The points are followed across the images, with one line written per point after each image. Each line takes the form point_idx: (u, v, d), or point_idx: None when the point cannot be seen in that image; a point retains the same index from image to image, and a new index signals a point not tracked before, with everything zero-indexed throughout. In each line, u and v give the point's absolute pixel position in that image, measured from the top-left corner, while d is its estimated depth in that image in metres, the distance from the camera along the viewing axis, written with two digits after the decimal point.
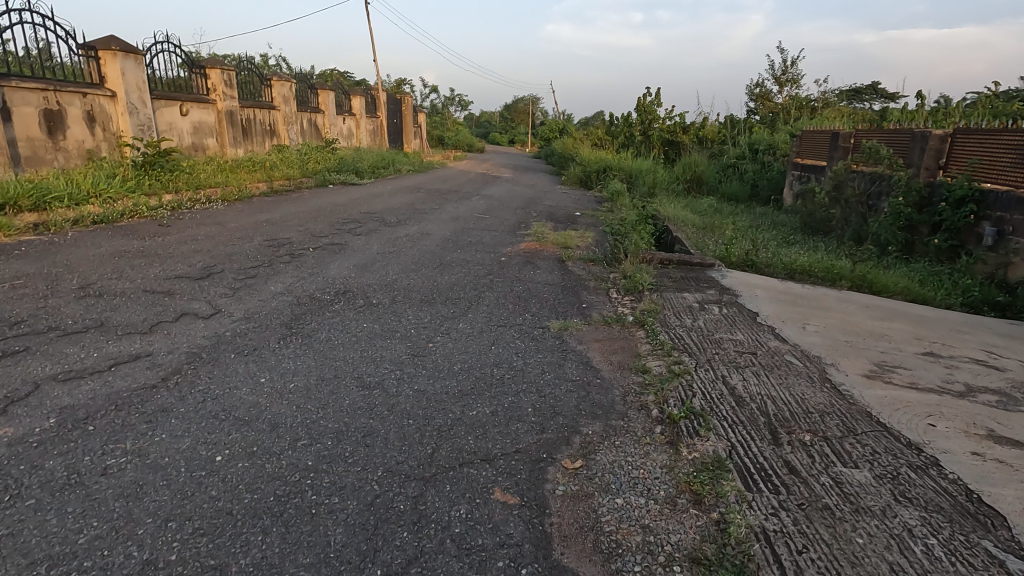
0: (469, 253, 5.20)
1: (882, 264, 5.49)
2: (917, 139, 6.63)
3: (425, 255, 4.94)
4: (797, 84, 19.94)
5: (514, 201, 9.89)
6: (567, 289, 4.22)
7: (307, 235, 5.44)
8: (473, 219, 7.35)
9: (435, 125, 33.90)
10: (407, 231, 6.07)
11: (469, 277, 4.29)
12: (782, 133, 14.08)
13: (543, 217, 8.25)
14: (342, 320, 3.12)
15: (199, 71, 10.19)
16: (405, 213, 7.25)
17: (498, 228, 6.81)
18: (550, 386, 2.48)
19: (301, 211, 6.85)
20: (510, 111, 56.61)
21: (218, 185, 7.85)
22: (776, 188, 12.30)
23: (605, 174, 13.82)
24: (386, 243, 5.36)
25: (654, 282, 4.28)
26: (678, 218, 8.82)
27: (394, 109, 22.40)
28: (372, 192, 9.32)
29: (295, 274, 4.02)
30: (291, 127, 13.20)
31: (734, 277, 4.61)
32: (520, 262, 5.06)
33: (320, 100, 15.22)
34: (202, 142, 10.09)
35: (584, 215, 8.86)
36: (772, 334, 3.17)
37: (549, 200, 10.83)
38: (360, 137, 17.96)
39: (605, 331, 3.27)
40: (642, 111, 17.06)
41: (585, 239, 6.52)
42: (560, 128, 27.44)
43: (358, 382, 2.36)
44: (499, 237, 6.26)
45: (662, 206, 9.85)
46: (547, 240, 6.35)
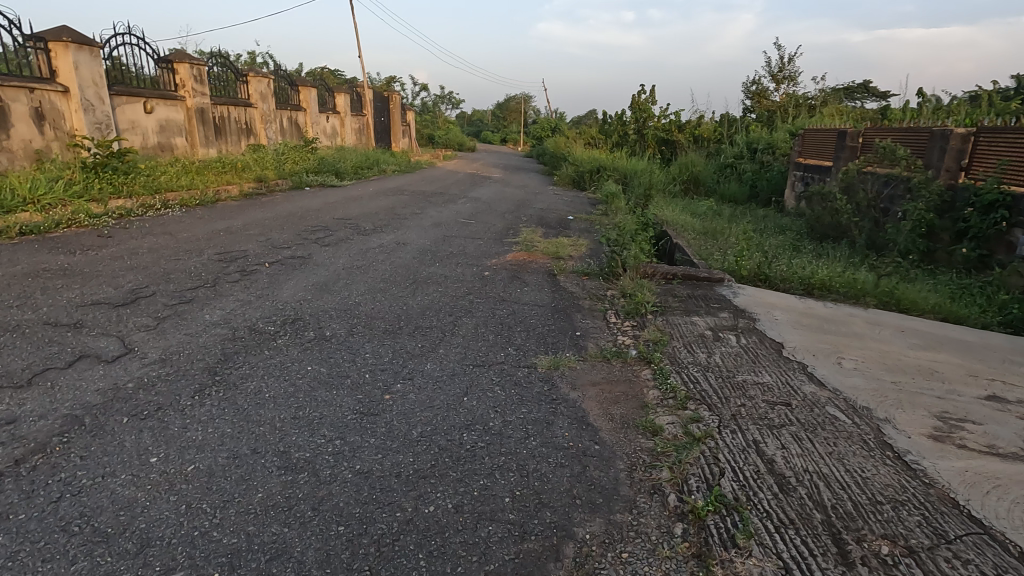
0: (448, 266, 4.64)
1: (906, 276, 4.97)
2: (936, 137, 6.12)
3: (398, 270, 4.38)
4: (794, 82, 19.47)
5: (503, 204, 9.31)
6: (558, 312, 3.67)
7: (266, 247, 4.85)
8: (457, 226, 6.79)
9: (425, 124, 33.23)
10: (382, 241, 5.49)
11: (445, 298, 3.73)
12: (781, 132, 13.60)
13: (533, 222, 7.69)
14: (284, 361, 2.56)
15: (166, 65, 9.54)
16: (383, 220, 6.67)
17: (483, 236, 6.25)
18: (534, 460, 1.92)
19: (268, 218, 6.26)
20: (502, 110, 55.99)
21: (180, 187, 7.22)
22: (777, 189, 11.79)
23: (599, 175, 13.27)
24: (356, 255, 4.80)
25: (657, 303, 3.73)
26: (678, 223, 8.28)
27: (381, 107, 21.76)
28: (351, 195, 8.72)
29: (240, 297, 3.43)
30: (269, 125, 12.56)
31: (748, 295, 4.06)
32: (505, 277, 4.51)
33: (301, 98, 14.56)
34: (169, 141, 9.45)
35: (577, 220, 8.30)
36: (805, 375, 2.63)
37: (540, 202, 10.28)
38: (345, 136, 17.33)
39: (604, 372, 2.71)
40: (636, 109, 16.51)
41: (578, 248, 5.97)
42: (553, 126, 26.87)
43: (282, 460, 1.80)
44: (483, 246, 5.69)
45: (660, 210, 9.31)
46: (537, 249, 5.80)
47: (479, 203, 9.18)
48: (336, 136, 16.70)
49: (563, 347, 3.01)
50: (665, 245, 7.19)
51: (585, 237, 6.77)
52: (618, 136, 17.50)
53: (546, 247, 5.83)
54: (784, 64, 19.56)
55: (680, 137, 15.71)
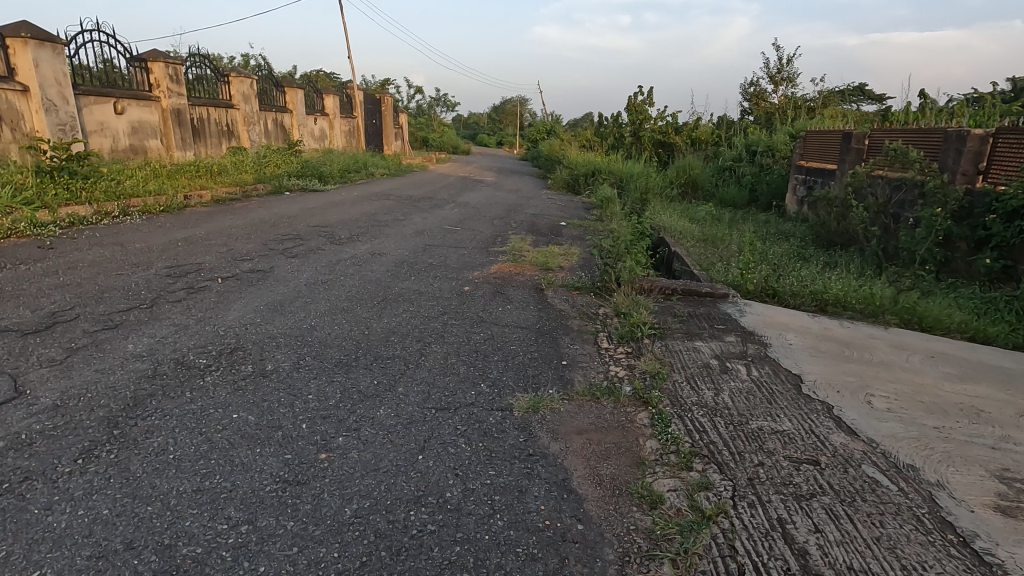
0: (424, 280, 4.22)
1: (925, 289, 4.56)
2: (950, 139, 5.72)
3: (368, 285, 3.96)
4: (793, 83, 19.15)
5: (493, 210, 8.89)
6: (542, 335, 3.25)
7: (225, 258, 4.42)
8: (441, 233, 6.37)
9: (420, 126, 32.86)
10: (356, 251, 5.06)
11: (415, 319, 3.31)
12: (781, 134, 13.25)
13: (523, 229, 7.28)
14: (205, 406, 2.12)
15: (140, 64, 9.10)
16: (362, 227, 6.25)
17: (467, 244, 5.83)
18: (498, 552, 1.49)
19: (236, 225, 5.82)
20: (498, 113, 55.67)
21: (147, 192, 6.79)
22: (778, 193, 11.41)
23: (594, 178, 12.88)
24: (324, 268, 4.37)
25: (655, 325, 3.31)
26: (676, 229, 7.87)
27: (373, 110, 21.35)
28: (333, 200, 8.31)
29: (177, 321, 3.00)
30: (252, 127, 12.13)
31: (756, 314, 3.65)
32: (487, 292, 4.09)
33: (287, 99, 14.17)
34: (142, 144, 9.02)
35: (569, 226, 7.89)
36: (831, 420, 2.21)
37: (533, 207, 9.87)
38: (334, 138, 16.91)
39: (593, 416, 2.28)
40: (632, 111, 16.16)
41: (570, 258, 5.55)
42: (548, 129, 26.52)
43: (161, 560, 1.37)
44: (466, 256, 5.27)
45: (657, 215, 8.91)
46: (525, 258, 5.38)
47: (468, 209, 8.76)
48: (324, 138, 16.29)
49: (544, 381, 2.59)
50: (663, 255, 6.77)
51: (577, 246, 6.35)
52: (614, 138, 17.14)
53: (535, 257, 5.42)
54: (783, 66, 19.24)
55: (678, 140, 15.34)
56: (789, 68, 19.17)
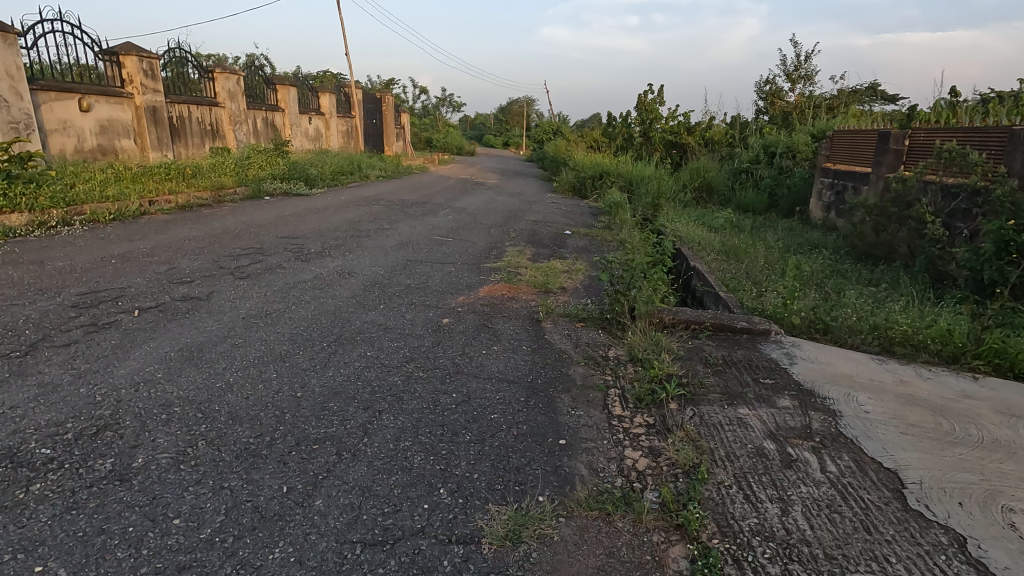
0: (395, 309, 3.48)
1: (1005, 320, 3.74)
2: (1020, 138, 4.88)
3: (323, 317, 3.22)
4: (811, 81, 18.32)
5: (491, 216, 8.15)
6: (534, 393, 2.50)
7: (159, 281, 3.70)
8: (429, 245, 5.64)
9: (424, 127, 32.23)
10: (322, 269, 4.33)
11: (371, 370, 2.56)
12: (801, 133, 12.42)
13: (523, 239, 6.52)
14: (2, 548, 1.38)
15: (110, 58, 8.43)
16: (339, 238, 5.53)
17: (456, 260, 5.08)
18: None
19: (193, 236, 5.11)
20: (504, 113, 55.01)
21: (103, 198, 6.11)
22: (800, 197, 10.61)
23: (602, 181, 12.11)
24: (276, 292, 3.64)
25: (684, 381, 2.53)
26: (694, 239, 7.08)
27: (373, 109, 20.70)
28: (315, 207, 7.61)
29: (48, 377, 2.27)
30: (239, 127, 11.46)
31: (812, 361, 2.86)
32: (471, 326, 3.33)
33: (279, 97, 13.53)
34: (112, 144, 8.36)
35: (574, 236, 7.13)
36: (971, 570, 1.43)
37: (535, 213, 9.12)
38: (331, 138, 16.23)
39: (604, 554, 1.51)
40: (642, 110, 15.41)
41: (575, 277, 4.79)
42: (554, 129, 25.80)
43: None
44: (452, 275, 4.52)
45: (670, 223, 8.13)
46: (521, 277, 4.63)
47: (464, 215, 8.02)
48: (319, 138, 15.64)
49: (532, 478, 1.83)
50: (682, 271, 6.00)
51: (584, 261, 5.60)
52: (623, 139, 16.37)
53: (533, 276, 4.67)
54: (799, 63, 18.42)
55: (690, 140, 14.55)
56: (806, 66, 18.34)
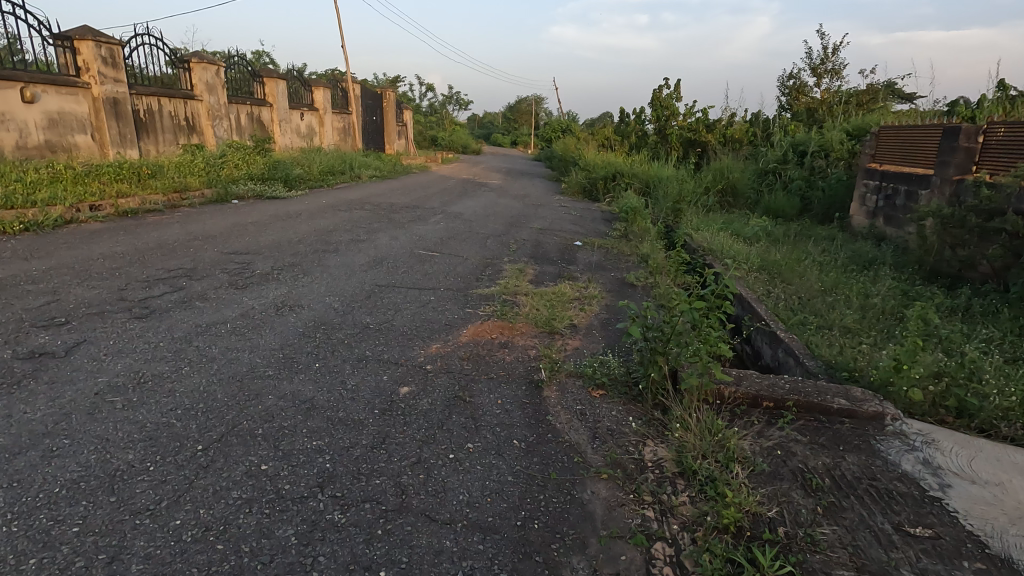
0: (335, 369, 2.47)
1: None
2: None
3: (221, 388, 2.21)
4: (838, 76, 17.14)
5: (490, 223, 7.12)
6: (525, 557, 1.47)
7: (19, 323, 2.72)
8: (410, 262, 4.63)
9: (428, 127, 31.30)
10: (257, 300, 3.32)
11: (255, 507, 1.55)
12: (835, 130, 11.31)
13: (525, 253, 5.48)
14: None
15: (63, 43, 7.49)
16: (298, 254, 4.53)
17: (438, 284, 4.05)
18: None
19: (112, 252, 4.13)
20: (513, 112, 53.99)
21: (25, 203, 5.16)
22: (836, 202, 9.53)
23: (616, 182, 11.06)
24: (175, 339, 2.63)
25: (781, 536, 1.50)
26: (727, 251, 6.02)
27: (373, 106, 19.75)
28: (287, 212, 6.65)
29: None
30: (218, 122, 10.52)
31: (971, 478, 1.80)
32: (442, 396, 2.32)
33: (267, 90, 12.58)
34: (64, 140, 7.44)
35: (585, 248, 6.10)
36: None
37: (541, 218, 8.09)
38: (325, 135, 15.28)
39: None
40: (658, 106, 14.35)
41: (591, 310, 3.75)
42: (564, 126, 24.72)
43: None
44: (429, 308, 3.50)
45: (696, 232, 7.06)
46: (519, 309, 3.62)
47: (458, 222, 7.01)
48: (311, 135, 14.70)
49: None
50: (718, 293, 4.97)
51: (599, 283, 4.56)
52: (637, 137, 15.31)
53: (535, 308, 3.65)
54: (825, 57, 17.25)
55: (710, 138, 13.46)
56: (834, 59, 17.18)
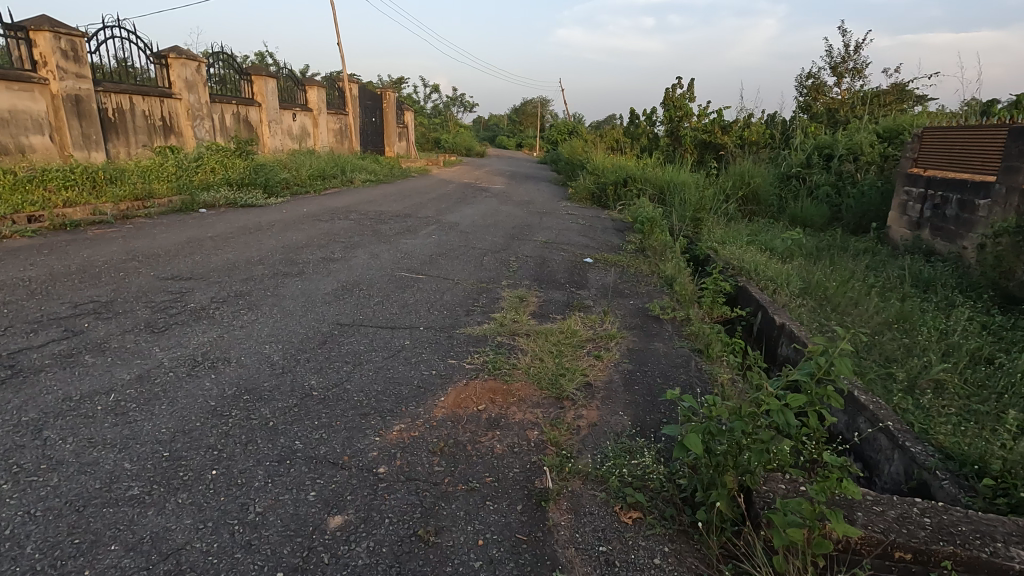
0: (239, 481, 1.66)
1: None
2: None
3: (41, 529, 1.41)
4: (860, 75, 16.25)
5: (488, 236, 6.33)
6: None
7: None
8: (388, 290, 3.84)
9: (431, 129, 30.59)
10: (172, 349, 2.54)
11: None
12: (864, 131, 10.45)
13: (527, 274, 4.68)
14: None
15: (17, 34, 6.77)
16: (250, 280, 3.74)
17: (417, 320, 3.26)
18: None
19: (17, 278, 3.37)
20: (518, 115, 53.29)
21: None
22: (870, 211, 8.69)
23: (627, 188, 10.25)
24: (19, 426, 1.84)
25: None
26: (762, 269, 5.19)
27: (372, 107, 19.04)
28: (259, 224, 5.89)
29: None
30: (199, 122, 9.79)
31: None
32: (392, 535, 1.51)
33: (255, 89, 11.85)
34: (15, 140, 6.71)
35: (596, 266, 5.31)
36: None
37: (546, 229, 7.30)
38: (319, 137, 14.56)
39: None
40: (671, 106, 13.54)
41: (609, 359, 2.94)
42: (570, 128, 23.91)
43: None
44: (400, 359, 2.70)
45: (722, 246, 6.23)
46: (517, 358, 2.81)
47: (452, 235, 6.23)
48: (305, 136, 13.97)
49: None
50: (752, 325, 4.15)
51: (617, 315, 3.75)
52: (648, 139, 14.50)
53: (539, 355, 2.84)
54: (846, 55, 16.37)
55: (726, 140, 12.44)
56: (855, 57, 16.29)
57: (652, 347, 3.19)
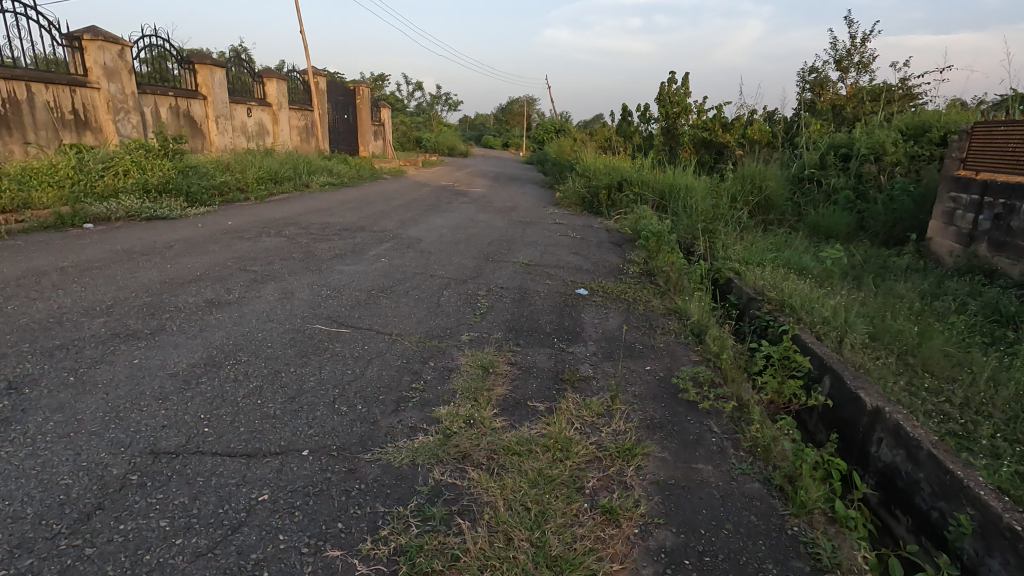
0: None
1: None
2: None
3: None
4: (866, 69, 15.15)
5: (455, 257, 5.02)
6: None
7: None
8: (283, 360, 2.53)
9: (412, 128, 29.20)
10: None
11: None
12: (887, 126, 9.26)
13: (499, 322, 3.39)
14: None
15: None
16: (60, 351, 2.40)
17: (304, 434, 1.95)
18: None
19: None
20: (505, 115, 52.03)
21: None
22: (903, 219, 7.51)
23: (622, 192, 9.01)
24: None
25: None
26: (811, 304, 3.93)
27: (344, 102, 17.61)
28: (152, 244, 4.53)
29: None
30: (123, 116, 8.36)
31: None
32: None
33: (199, 80, 10.44)
34: None
35: (592, 302, 4.02)
36: None
37: (528, 244, 6.01)
38: (280, 135, 13.15)
39: None
40: (667, 102, 12.33)
41: (629, 519, 1.66)
42: (558, 127, 22.61)
43: None
44: (229, 554, 1.39)
45: (748, 269, 4.98)
46: (458, 535, 1.52)
47: (409, 256, 4.92)
48: (262, 134, 12.56)
49: None
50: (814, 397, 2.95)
51: (629, 399, 2.48)
52: (641, 138, 13.30)
53: (504, 525, 1.55)
54: (852, 48, 15.25)
55: (729, 138, 11.21)
56: (861, 50, 15.18)
57: (697, 478, 1.92)
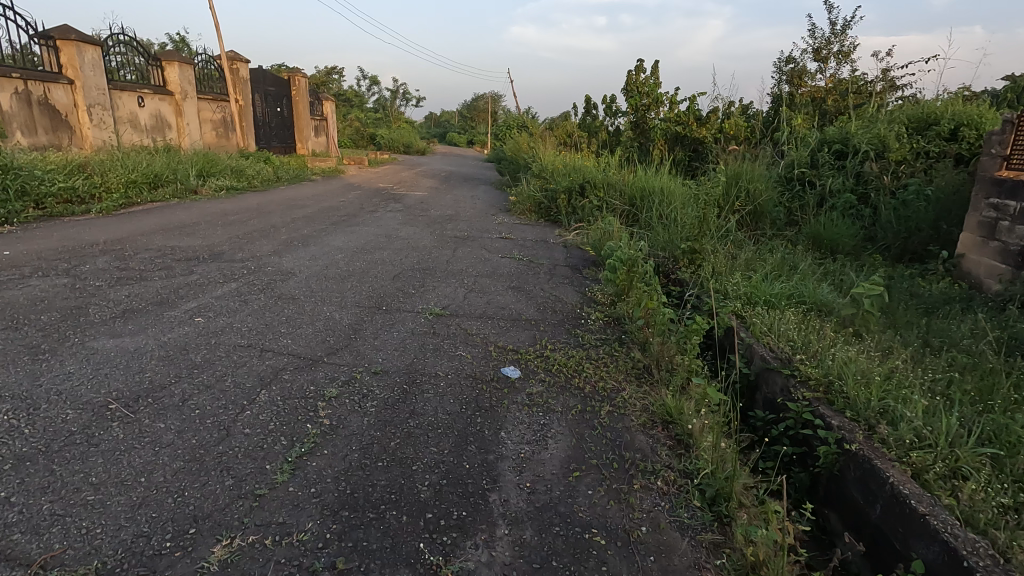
0: None
1: None
2: None
3: None
4: (847, 59, 13.94)
5: (325, 307, 3.32)
6: None
7: None
8: None
9: (366, 124, 27.15)
10: None
11: None
12: (888, 116, 7.90)
13: (323, 480, 1.72)
14: None
15: None
16: None
17: None
18: None
19: None
20: (469, 112, 50.18)
21: None
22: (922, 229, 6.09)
23: (583, 198, 7.43)
24: None
25: None
26: (878, 398, 2.36)
27: (276, 94, 15.61)
28: None
29: None
30: None
31: None
32: None
33: (62, 61, 8.38)
34: None
35: (520, 399, 2.38)
36: None
37: (450, 275, 4.34)
38: (184, 128, 11.15)
39: None
40: (635, 93, 10.83)
41: None
42: (519, 122, 20.92)
43: None
44: None
45: (758, 315, 3.42)
46: None
47: (252, 307, 3.21)
48: (159, 127, 10.56)
49: None
50: None
51: None
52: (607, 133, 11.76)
53: None
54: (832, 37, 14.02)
55: (705, 133, 9.76)
56: (842, 39, 13.97)
57: None
